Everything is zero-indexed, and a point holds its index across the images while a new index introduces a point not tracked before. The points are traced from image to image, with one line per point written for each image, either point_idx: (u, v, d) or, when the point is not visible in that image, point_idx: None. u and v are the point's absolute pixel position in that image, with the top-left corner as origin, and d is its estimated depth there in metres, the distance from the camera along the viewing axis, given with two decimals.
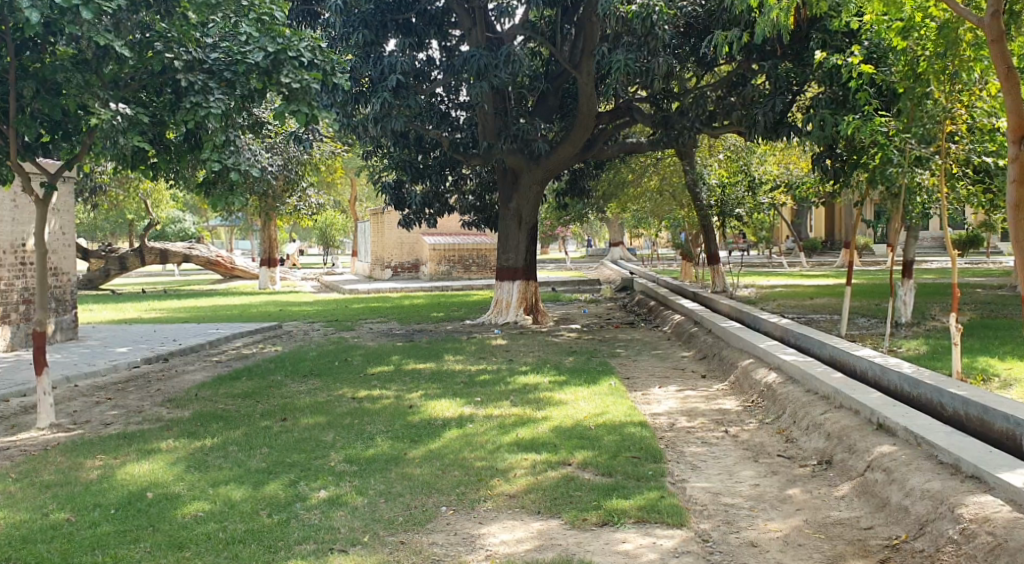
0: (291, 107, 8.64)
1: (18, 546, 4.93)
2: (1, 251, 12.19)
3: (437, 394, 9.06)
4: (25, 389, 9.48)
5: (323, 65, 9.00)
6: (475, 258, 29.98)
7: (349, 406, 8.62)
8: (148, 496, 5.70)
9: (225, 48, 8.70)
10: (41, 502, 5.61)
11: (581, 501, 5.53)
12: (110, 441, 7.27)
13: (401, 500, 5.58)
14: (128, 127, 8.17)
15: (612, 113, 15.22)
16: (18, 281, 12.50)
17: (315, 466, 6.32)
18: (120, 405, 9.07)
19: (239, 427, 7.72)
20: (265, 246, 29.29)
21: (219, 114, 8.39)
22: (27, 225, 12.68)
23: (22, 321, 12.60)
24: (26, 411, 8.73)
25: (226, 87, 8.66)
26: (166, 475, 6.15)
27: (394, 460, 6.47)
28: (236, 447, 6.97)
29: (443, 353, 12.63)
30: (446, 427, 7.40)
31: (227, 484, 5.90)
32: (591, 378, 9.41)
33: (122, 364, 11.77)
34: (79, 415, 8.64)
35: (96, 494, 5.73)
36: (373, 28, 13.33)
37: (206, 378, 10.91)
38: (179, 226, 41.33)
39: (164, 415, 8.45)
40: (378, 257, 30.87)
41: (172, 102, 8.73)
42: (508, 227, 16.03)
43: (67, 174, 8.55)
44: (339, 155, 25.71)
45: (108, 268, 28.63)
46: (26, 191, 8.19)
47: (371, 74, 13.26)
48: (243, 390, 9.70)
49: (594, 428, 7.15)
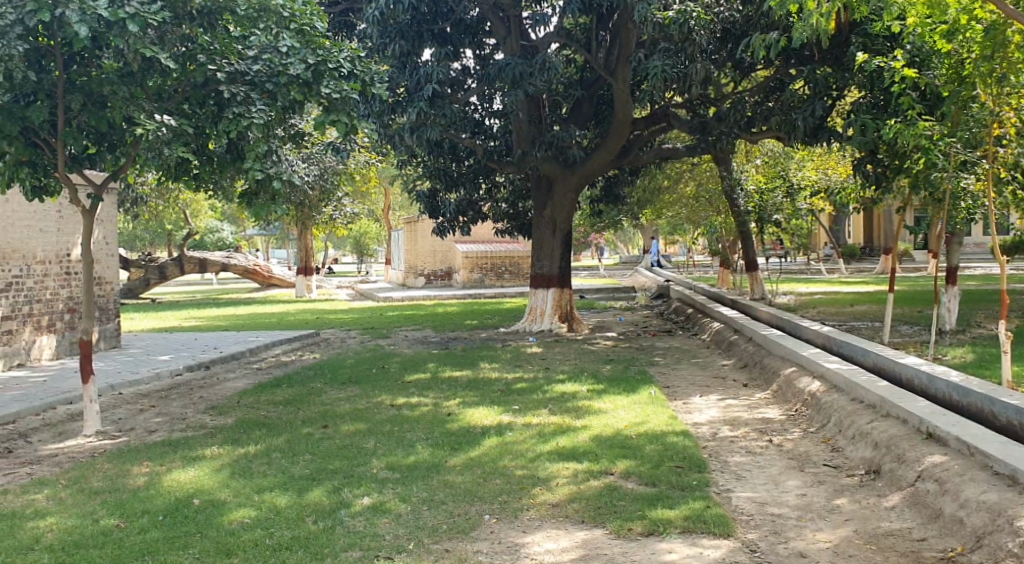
0: (331, 117, 8.83)
1: (71, 552, 5.01)
2: (47, 260, 12.41)
3: (475, 402, 9.07)
4: (73, 397, 9.63)
5: (362, 75, 9.21)
6: (508, 266, 30.01)
7: (387, 413, 8.65)
8: (195, 502, 5.76)
9: (267, 60, 8.73)
10: (91, 508, 5.69)
11: (625, 511, 5.49)
12: (156, 448, 7.37)
13: (444, 508, 5.58)
14: (173, 137, 8.32)
15: (648, 119, 15.19)
16: (64, 290, 12.73)
17: (358, 473, 6.36)
18: (164, 413, 9.19)
19: (281, 434, 7.78)
20: (301, 255, 29.63)
21: (262, 124, 8.56)
22: (73, 236, 12.91)
23: (67, 330, 12.84)
24: (73, 419, 8.88)
25: (268, 98, 8.81)
26: (212, 482, 6.21)
27: (435, 467, 6.47)
28: (279, 454, 7.03)
29: (479, 360, 12.65)
30: (485, 435, 7.39)
31: (272, 491, 5.95)
32: (630, 386, 9.37)
33: (165, 371, 11.92)
34: (124, 422, 8.76)
35: (144, 501, 5.81)
36: (410, 39, 13.43)
37: (246, 386, 11.02)
38: (217, 236, 41.88)
39: (208, 423, 8.55)
40: (410, 265, 31.04)
41: (214, 112, 8.82)
42: (542, 234, 15.96)
43: (114, 185, 8.65)
44: (373, 165, 25.89)
45: (148, 277, 29.04)
46: (74, 203, 8.31)
47: (407, 84, 13.36)
48: (284, 397, 9.78)
49: (636, 437, 7.11)
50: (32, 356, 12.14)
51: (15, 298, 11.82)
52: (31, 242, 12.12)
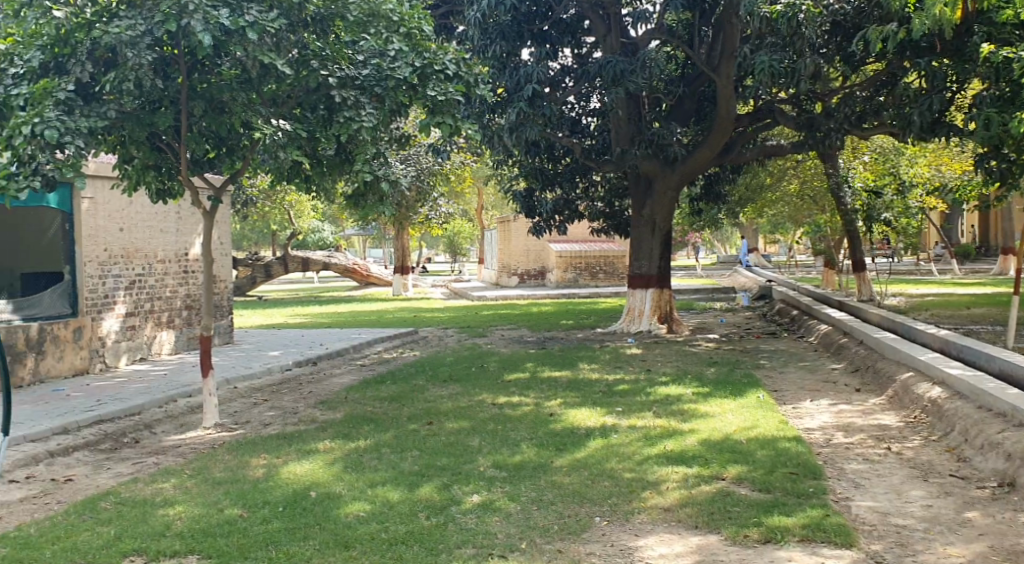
0: (436, 119, 8.95)
1: (200, 539, 5.23)
2: (167, 260, 12.98)
3: (577, 402, 9.07)
4: (192, 390, 10.06)
5: (467, 76, 9.33)
6: (603, 265, 29.87)
7: (489, 411, 8.73)
8: (312, 495, 5.94)
9: (376, 64, 8.97)
10: (216, 498, 5.93)
11: (739, 517, 5.39)
12: (272, 441, 7.62)
13: (554, 508, 5.58)
14: (287, 142, 8.62)
15: (752, 116, 14.87)
16: (182, 288, 13.30)
17: (466, 471, 6.43)
18: (277, 407, 9.51)
19: (388, 430, 7.94)
20: (398, 254, 30.18)
21: (371, 127, 8.77)
22: (190, 236, 13.48)
23: (184, 326, 13.41)
24: (193, 412, 9.27)
25: (376, 102, 9.01)
26: (327, 476, 6.39)
27: (542, 467, 6.49)
28: (389, 449, 7.18)
29: (579, 361, 12.63)
30: (590, 437, 7.37)
31: (384, 486, 6.08)
32: (737, 390, 9.20)
33: (275, 367, 12.33)
34: (240, 415, 9.11)
35: (264, 492, 6.01)
36: (511, 39, 13.50)
37: (352, 382, 11.29)
38: (317, 235, 43.04)
39: (318, 417, 8.80)
40: (505, 265, 31.24)
41: (323, 117, 9.08)
42: (641, 234, 15.84)
43: (231, 188, 8.97)
44: (469, 166, 26.15)
45: (254, 276, 30.06)
46: (196, 206, 8.66)
47: (507, 84, 13.44)
48: (389, 394, 9.99)
49: (746, 442, 6.97)
50: (153, 350, 12.74)
51: (138, 295, 12.40)
52: (152, 242, 12.67)
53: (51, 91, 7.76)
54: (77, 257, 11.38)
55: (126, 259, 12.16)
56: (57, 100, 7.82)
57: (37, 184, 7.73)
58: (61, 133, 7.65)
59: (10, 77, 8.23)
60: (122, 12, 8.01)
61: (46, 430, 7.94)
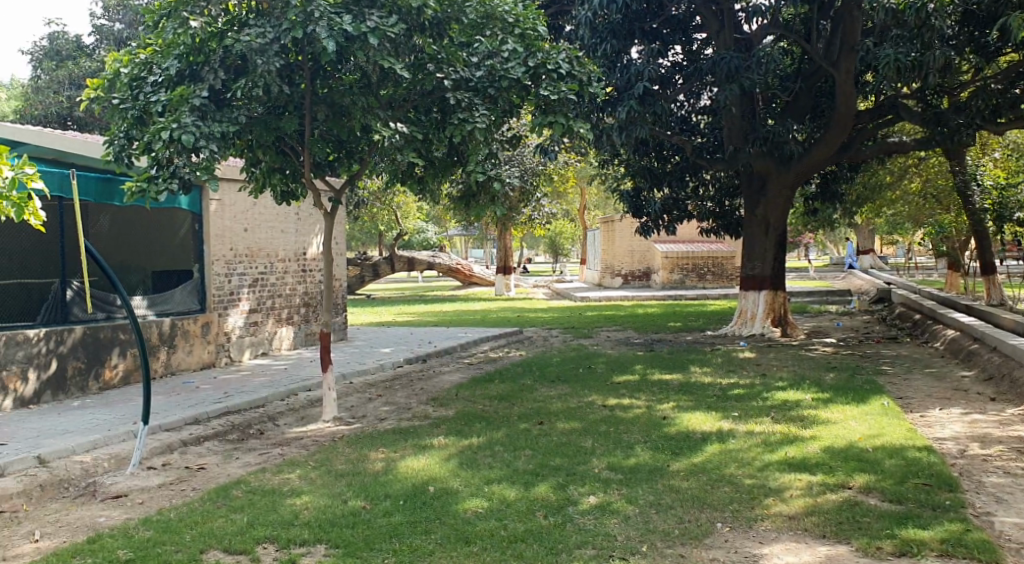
0: (548, 119, 8.94)
1: (326, 529, 5.38)
2: (287, 258, 13.44)
3: (690, 406, 8.92)
4: (311, 384, 10.38)
5: (580, 75, 9.28)
6: (711, 267, 29.36)
7: (601, 413, 8.69)
8: (431, 490, 6.03)
9: (490, 66, 9.05)
10: (339, 489, 6.10)
11: (870, 528, 5.20)
12: (389, 435, 7.79)
13: (673, 513, 5.51)
14: (405, 144, 8.86)
15: (873, 112, 14.32)
16: (301, 286, 13.74)
17: (581, 471, 6.41)
18: (391, 402, 9.71)
19: (500, 428, 8.00)
20: (501, 254, 30.39)
21: (485, 128, 8.84)
22: (309, 236, 13.92)
23: (303, 323, 13.87)
24: (313, 405, 9.57)
25: (490, 103, 9.13)
26: (444, 471, 6.48)
27: (658, 471, 6.42)
28: (503, 447, 7.23)
29: (689, 363, 12.44)
30: (707, 441, 7.24)
31: (501, 484, 6.13)
32: (859, 396, 8.87)
33: (388, 363, 12.60)
34: (357, 410, 9.34)
35: (385, 485, 6.15)
36: (622, 38, 13.40)
37: (461, 380, 11.43)
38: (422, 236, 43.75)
39: (431, 413, 8.94)
40: (609, 265, 31.06)
41: (438, 119, 9.28)
42: (754, 234, 15.52)
43: (351, 190, 9.21)
44: (575, 166, 26.11)
45: (363, 275, 30.77)
46: (317, 207, 8.94)
47: (617, 83, 13.34)
48: (499, 392, 10.07)
49: (873, 450, 6.72)
50: (274, 346, 13.22)
51: (261, 293, 12.88)
52: (274, 242, 13.13)
53: (187, 98, 8.22)
54: (205, 256, 11.91)
55: (250, 257, 12.64)
56: (192, 106, 8.23)
57: (173, 186, 8.34)
58: (197, 138, 8.04)
59: (148, 85, 8.64)
60: (253, 21, 8.40)
61: (179, 420, 8.34)
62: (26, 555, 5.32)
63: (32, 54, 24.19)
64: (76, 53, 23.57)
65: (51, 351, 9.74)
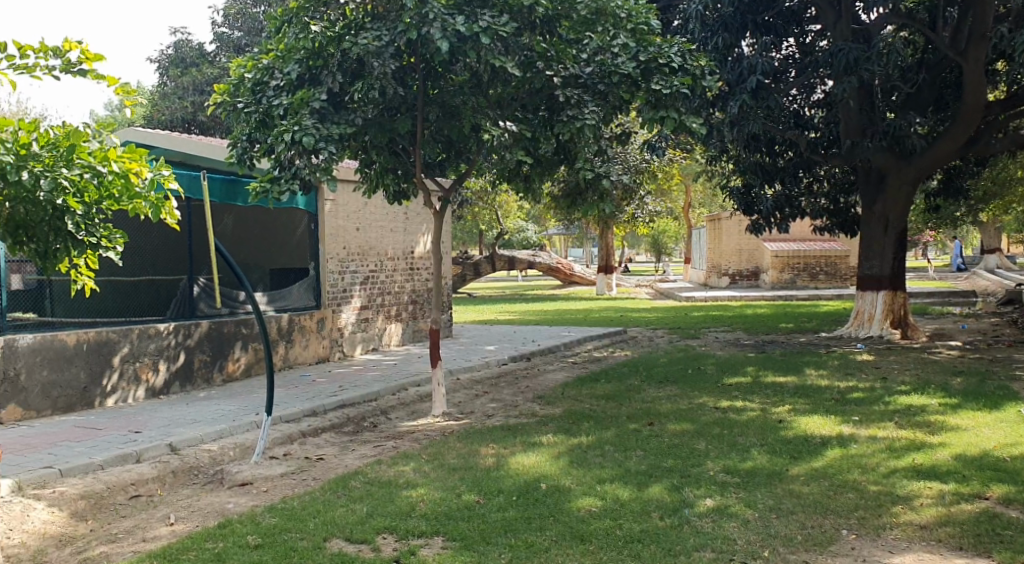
0: (659, 115, 8.87)
1: (443, 522, 5.45)
2: (396, 257, 13.69)
3: (806, 409, 8.64)
4: (420, 379, 10.54)
5: (694, 69, 9.11)
6: (823, 266, 28.44)
7: (713, 415, 8.51)
8: (543, 487, 6.03)
9: (600, 62, 8.97)
10: (453, 483, 6.17)
11: (1011, 542, 4.92)
12: (498, 431, 7.83)
13: (795, 518, 5.34)
14: (514, 142, 9.05)
15: (1004, 102, 13.59)
16: (408, 284, 13.97)
17: (696, 473, 6.29)
18: (498, 399, 9.77)
19: (609, 428, 7.94)
20: (603, 253, 30.19)
21: (594, 125, 8.76)
22: (416, 235, 14.15)
23: (410, 319, 14.11)
24: (421, 400, 9.71)
25: (599, 99, 9.04)
26: (556, 469, 6.47)
27: (777, 474, 6.24)
28: (614, 447, 7.16)
29: (803, 366, 12.06)
30: (827, 445, 7.00)
31: (613, 483, 6.08)
32: (990, 402, 8.42)
33: (493, 360, 12.68)
34: (464, 406, 9.43)
35: (498, 481, 6.18)
36: (734, 31, 13.11)
37: (567, 379, 11.40)
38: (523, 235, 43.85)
39: (539, 411, 8.94)
40: (715, 265, 30.46)
41: (546, 118, 9.26)
42: (872, 232, 14.96)
43: (460, 190, 9.32)
44: (679, 164, 25.73)
45: (465, 274, 31.05)
46: (427, 207, 9.05)
47: (729, 77, 13.04)
48: (606, 392, 9.99)
49: (1009, 460, 6.35)
50: (383, 342, 13.49)
51: (371, 290, 13.16)
52: (384, 240, 13.40)
53: (308, 101, 8.48)
54: (320, 255, 12.23)
55: (362, 256, 12.94)
56: (312, 109, 8.52)
57: (295, 187, 8.62)
58: (317, 140, 8.26)
59: (271, 89, 8.91)
60: (370, 24, 8.59)
61: (297, 412, 8.60)
62: (163, 537, 5.58)
63: (157, 63, 25.44)
64: (199, 60, 24.62)
65: (179, 343, 10.20)
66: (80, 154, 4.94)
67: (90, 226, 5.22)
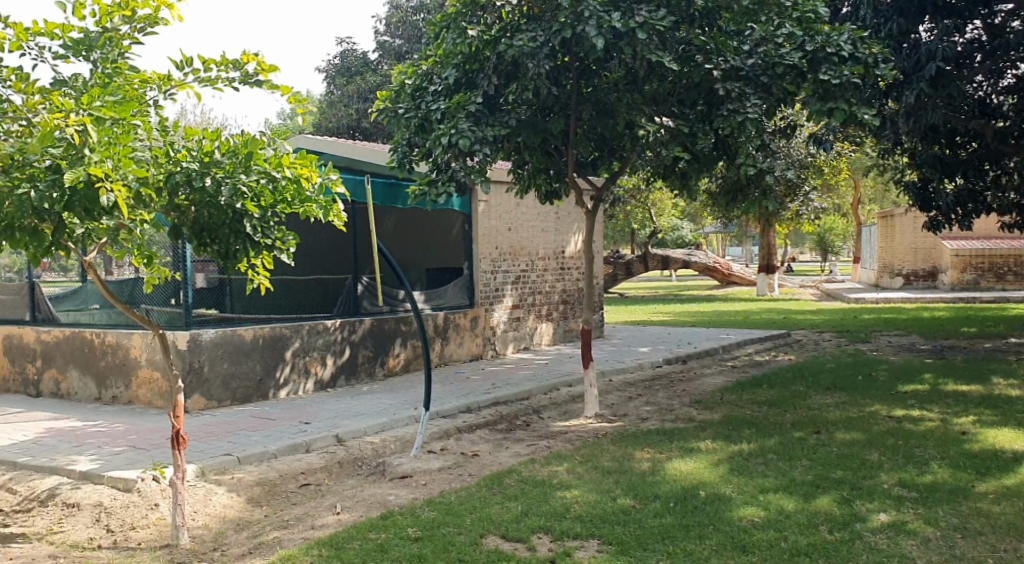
0: (828, 107, 8.40)
1: (599, 525, 5.37)
2: (547, 257, 13.71)
3: (993, 421, 7.97)
4: (572, 380, 10.50)
5: (866, 57, 8.55)
6: (1010, 266, 26.29)
7: (886, 425, 7.99)
8: (702, 494, 5.84)
9: (764, 53, 8.58)
10: (608, 486, 6.08)
11: None
12: (653, 435, 7.66)
13: (983, 539, 4.91)
14: (670, 139, 8.79)
15: None
16: (559, 284, 13.97)
17: (868, 486, 5.91)
18: (653, 402, 9.58)
19: (772, 435, 7.61)
20: (764, 253, 29.12)
21: (756, 119, 8.41)
22: (567, 235, 14.12)
23: (561, 319, 14.10)
24: (574, 401, 9.66)
25: (762, 92, 8.65)
26: (714, 476, 6.25)
27: (961, 491, 5.77)
28: (776, 455, 6.85)
29: (988, 374, 11.15)
30: (1019, 462, 6.41)
31: (777, 493, 5.80)
32: None
33: (647, 362, 12.46)
34: (618, 408, 9.31)
35: (654, 486, 6.04)
36: (911, 17, 12.30)
37: (726, 383, 11.04)
38: (679, 234, 42.97)
39: (696, 416, 8.69)
40: (887, 264, 28.77)
41: (705, 112, 8.97)
42: None
43: (613, 187, 9.20)
44: (847, 159, 24.48)
45: (620, 274, 30.73)
46: (579, 206, 8.98)
47: (905, 65, 12.22)
48: (768, 397, 9.59)
49: None
50: (534, 341, 13.54)
51: (523, 290, 13.24)
52: (535, 241, 13.46)
53: (464, 104, 8.58)
54: (474, 254, 12.41)
55: (514, 256, 13.04)
56: (468, 112, 8.62)
57: (451, 190, 8.78)
58: (473, 142, 8.40)
59: (429, 94, 9.13)
60: (525, 26, 8.64)
61: (453, 408, 8.75)
62: (329, 525, 5.79)
63: (326, 72, 26.66)
64: (363, 68, 25.59)
65: (344, 339, 10.61)
66: (256, 161, 5.57)
67: (266, 229, 5.78)
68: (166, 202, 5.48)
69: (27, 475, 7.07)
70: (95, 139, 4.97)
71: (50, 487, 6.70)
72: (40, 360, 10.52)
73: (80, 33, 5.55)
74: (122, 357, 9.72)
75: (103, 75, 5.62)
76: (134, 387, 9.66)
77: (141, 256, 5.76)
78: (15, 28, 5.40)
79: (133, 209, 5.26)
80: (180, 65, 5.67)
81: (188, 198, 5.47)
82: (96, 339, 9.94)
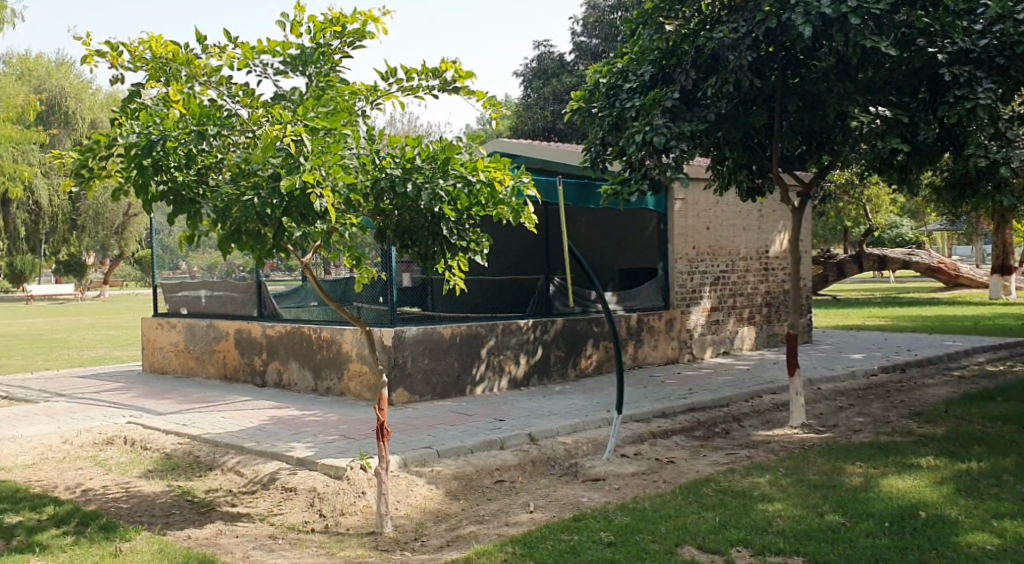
0: None
1: (805, 542, 5.02)
2: (749, 257, 13.15)
3: None
4: (776, 387, 9.97)
5: None
6: None
7: None
8: (923, 515, 5.33)
9: (1000, 31, 7.75)
10: (815, 501, 5.69)
11: None
12: (866, 449, 7.10)
13: None
14: (888, 130, 7.99)
15: None
16: (762, 286, 13.35)
17: None
18: (867, 413, 8.91)
19: (1006, 454, 6.84)
20: (997, 251, 26.54)
21: (989, 105, 7.62)
22: (770, 234, 13.49)
23: (764, 323, 13.46)
24: (778, 409, 9.17)
25: (998, 75, 7.87)
26: (937, 496, 5.69)
27: None
28: (1011, 477, 6.14)
29: None
30: None
31: (1013, 519, 5.19)
32: None
33: (861, 370, 11.64)
34: (827, 418, 8.74)
35: (868, 503, 5.58)
36: None
37: (951, 395, 10.10)
38: (897, 232, 40.08)
39: (916, 430, 7.99)
40: None
41: (927, 100, 8.24)
42: None
43: (823, 183, 8.61)
44: None
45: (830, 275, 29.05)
46: (785, 203, 8.46)
47: None
48: (1003, 412, 8.66)
49: None
50: (735, 345, 13.01)
51: (722, 291, 12.77)
52: (736, 240, 12.95)
53: (659, 101, 8.44)
54: (670, 254, 12.11)
55: (713, 256, 12.61)
56: (664, 108, 8.43)
57: (644, 187, 8.70)
58: (668, 138, 8.18)
59: (624, 92, 8.91)
60: (725, 17, 8.33)
61: (647, 412, 8.55)
62: (523, 523, 5.79)
63: (522, 76, 27.03)
64: (559, 70, 25.79)
65: (537, 338, 10.68)
66: (453, 165, 5.76)
67: (461, 232, 6.13)
68: (373, 206, 5.85)
69: (251, 459, 7.60)
70: (309, 149, 5.34)
71: (271, 471, 7.16)
72: (264, 352, 11.33)
73: (298, 49, 5.87)
74: (336, 351, 10.29)
75: (316, 87, 5.93)
76: (346, 380, 10.20)
77: (350, 258, 6.10)
78: (243, 47, 5.82)
79: (342, 214, 5.62)
80: (385, 76, 5.92)
81: (392, 202, 5.81)
82: (314, 334, 10.60)
